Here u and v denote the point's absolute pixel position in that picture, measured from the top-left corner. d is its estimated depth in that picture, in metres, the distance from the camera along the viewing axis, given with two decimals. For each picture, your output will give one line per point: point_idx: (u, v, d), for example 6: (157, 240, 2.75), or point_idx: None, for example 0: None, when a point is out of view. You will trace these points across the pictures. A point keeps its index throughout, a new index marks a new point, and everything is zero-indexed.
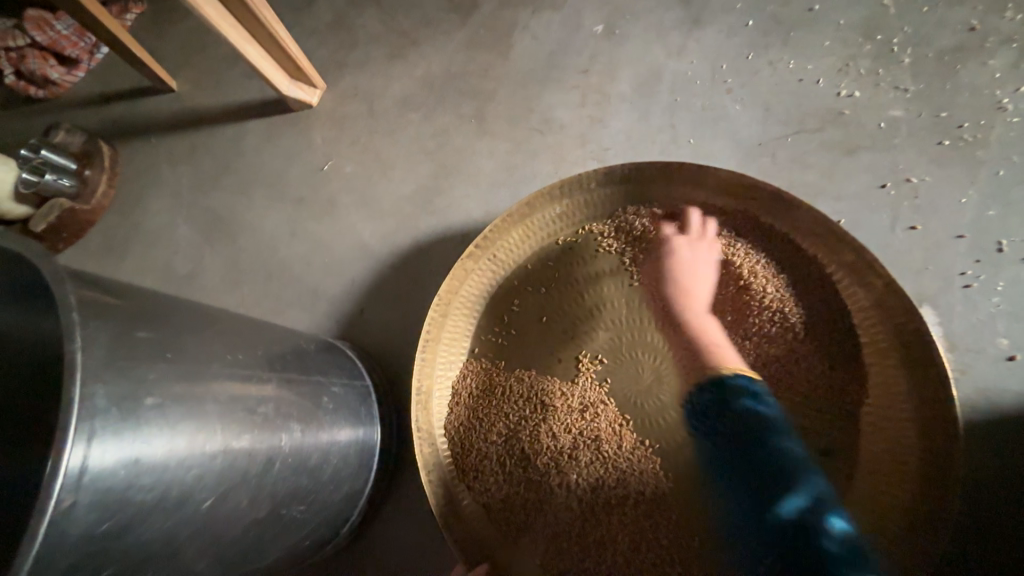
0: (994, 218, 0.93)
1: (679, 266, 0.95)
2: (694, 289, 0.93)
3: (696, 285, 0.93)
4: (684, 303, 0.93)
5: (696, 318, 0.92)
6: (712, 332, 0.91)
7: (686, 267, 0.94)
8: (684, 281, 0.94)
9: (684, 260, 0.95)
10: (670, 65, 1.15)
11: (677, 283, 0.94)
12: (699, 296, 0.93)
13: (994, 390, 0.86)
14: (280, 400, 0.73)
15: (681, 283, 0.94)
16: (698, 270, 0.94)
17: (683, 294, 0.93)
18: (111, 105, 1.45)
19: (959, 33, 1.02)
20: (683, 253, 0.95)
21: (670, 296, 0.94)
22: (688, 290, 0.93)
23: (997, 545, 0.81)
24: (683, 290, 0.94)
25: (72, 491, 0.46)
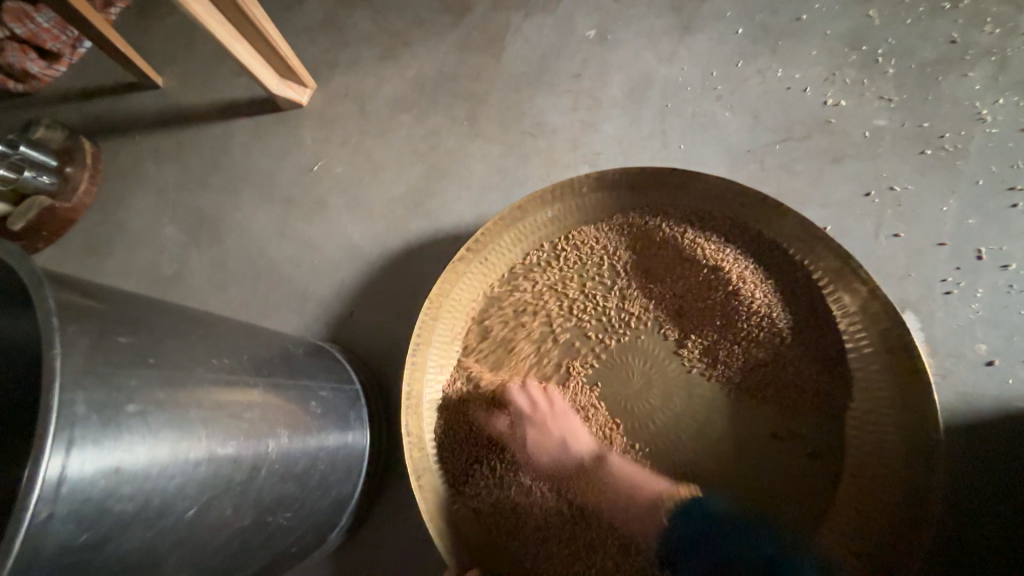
0: (974, 226, 0.96)
1: (541, 440, 0.92)
2: (569, 462, 0.92)
3: (571, 453, 0.92)
4: (571, 455, 0.92)
5: (597, 459, 0.91)
6: (614, 466, 0.90)
7: (549, 440, 0.92)
8: (558, 431, 0.92)
9: (537, 434, 0.92)
10: (661, 71, 1.16)
11: (556, 443, 0.92)
12: (584, 455, 0.92)
13: (973, 394, 0.88)
14: (267, 405, 0.71)
15: (562, 455, 0.92)
16: (567, 429, 0.93)
17: (563, 448, 0.92)
18: (94, 100, 1.42)
19: (941, 46, 1.04)
20: (535, 435, 0.92)
21: (559, 474, 0.92)
22: (570, 442, 0.92)
23: (974, 545, 0.83)
24: (563, 442, 0.92)
25: (49, 501, 0.45)
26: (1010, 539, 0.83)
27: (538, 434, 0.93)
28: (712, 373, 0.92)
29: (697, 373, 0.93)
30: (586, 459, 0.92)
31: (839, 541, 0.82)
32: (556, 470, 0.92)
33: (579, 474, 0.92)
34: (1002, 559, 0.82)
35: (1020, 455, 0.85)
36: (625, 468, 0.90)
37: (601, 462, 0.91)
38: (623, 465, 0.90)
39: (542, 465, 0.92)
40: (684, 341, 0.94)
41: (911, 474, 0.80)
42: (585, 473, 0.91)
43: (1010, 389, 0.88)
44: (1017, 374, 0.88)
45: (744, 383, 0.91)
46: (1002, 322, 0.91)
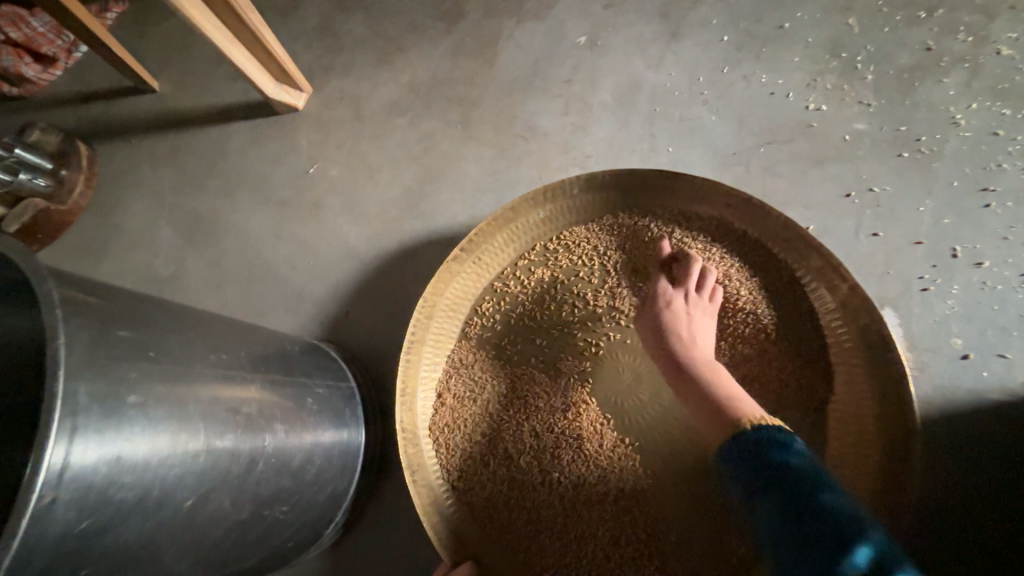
0: (949, 225, 0.99)
1: (680, 319, 0.92)
2: (696, 346, 0.91)
3: (700, 340, 0.91)
4: (693, 353, 0.91)
5: (708, 366, 0.89)
6: (723, 381, 0.87)
7: (690, 329, 0.92)
8: (690, 329, 0.92)
9: (679, 313, 0.93)
10: (649, 76, 1.20)
11: (680, 337, 0.91)
12: (700, 356, 0.91)
13: (949, 387, 0.91)
14: (264, 400, 0.73)
15: (687, 340, 0.91)
16: (701, 320, 0.93)
17: (689, 341, 0.91)
18: (91, 104, 1.43)
19: (917, 53, 1.08)
20: (684, 315, 0.93)
21: (671, 345, 0.91)
22: (692, 342, 0.91)
23: (954, 533, 0.86)
24: (687, 341, 0.91)
25: (53, 487, 0.46)
26: (986, 527, 0.85)
27: (677, 317, 0.93)
28: None
29: None
30: (698, 360, 0.90)
31: None
32: (679, 337, 0.91)
33: (686, 364, 0.90)
34: (979, 547, 0.85)
35: (995, 445, 0.88)
36: (728, 387, 0.87)
37: (709, 369, 0.89)
38: (728, 383, 0.87)
39: (677, 337, 0.91)
40: None
41: (890, 464, 0.82)
42: (685, 367, 0.90)
43: (985, 382, 0.91)
44: (991, 367, 0.91)
45: (730, 378, 0.93)
46: (977, 318, 0.94)
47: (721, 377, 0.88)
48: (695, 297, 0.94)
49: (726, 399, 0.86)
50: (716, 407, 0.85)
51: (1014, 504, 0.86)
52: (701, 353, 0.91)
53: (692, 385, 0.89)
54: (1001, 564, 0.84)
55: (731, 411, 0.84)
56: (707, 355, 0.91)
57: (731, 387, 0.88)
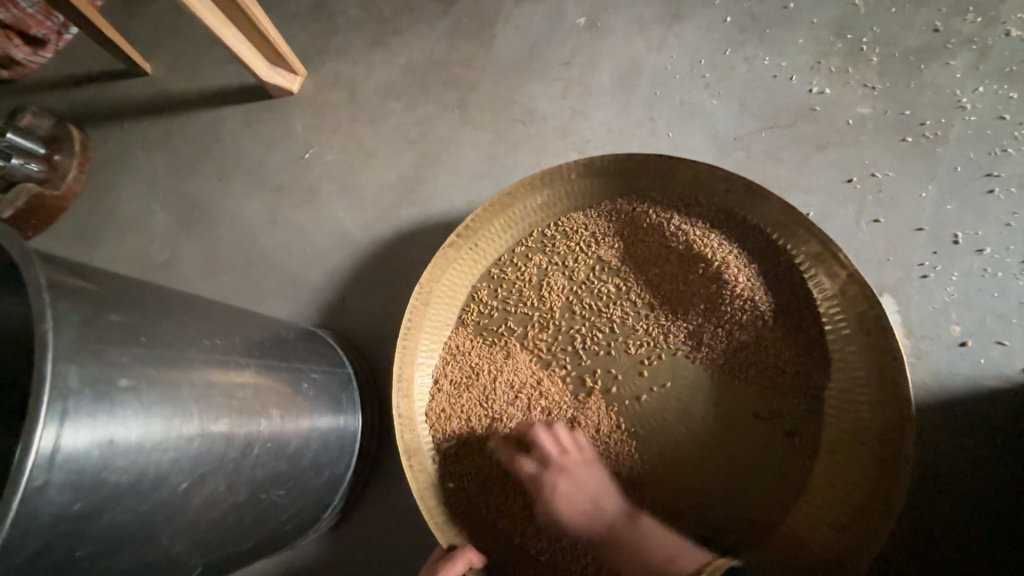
0: (951, 211, 0.98)
1: (571, 491, 0.90)
2: (600, 518, 0.90)
3: (604, 506, 0.90)
4: (609, 531, 0.89)
5: (627, 526, 0.88)
6: (651, 532, 0.87)
7: (578, 498, 0.90)
8: (583, 493, 0.90)
9: (568, 494, 0.90)
10: (650, 59, 1.17)
11: (587, 523, 0.89)
12: (617, 517, 0.89)
13: (946, 373, 0.91)
14: (259, 385, 0.73)
15: (594, 509, 0.90)
16: (597, 495, 0.91)
17: (591, 516, 0.90)
18: (82, 87, 1.41)
19: (924, 34, 1.06)
20: (560, 494, 0.90)
21: (586, 530, 0.90)
22: (602, 501, 0.90)
23: (946, 517, 0.86)
24: (586, 510, 0.90)
25: (44, 470, 0.47)
26: (979, 512, 0.86)
27: (564, 489, 0.91)
28: (696, 355, 0.94)
29: (682, 356, 0.95)
30: (615, 525, 0.89)
31: (815, 514, 0.85)
32: (589, 522, 0.90)
33: (611, 537, 0.89)
34: (971, 531, 0.86)
35: (989, 431, 0.88)
36: (657, 538, 0.87)
37: (631, 529, 0.88)
38: (657, 531, 0.87)
39: (569, 517, 0.90)
40: (669, 325, 0.96)
41: (885, 449, 0.82)
42: (611, 540, 0.89)
43: (983, 369, 0.91)
44: (989, 354, 0.91)
45: (727, 365, 0.93)
46: (976, 305, 0.93)
47: (652, 530, 0.87)
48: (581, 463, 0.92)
49: (660, 560, 0.85)
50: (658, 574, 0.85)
51: (1006, 489, 0.86)
52: (609, 506, 0.90)
53: (630, 566, 0.87)
54: (993, 548, 0.85)
55: (680, 562, 0.84)
56: (615, 504, 0.90)
57: (660, 535, 0.87)
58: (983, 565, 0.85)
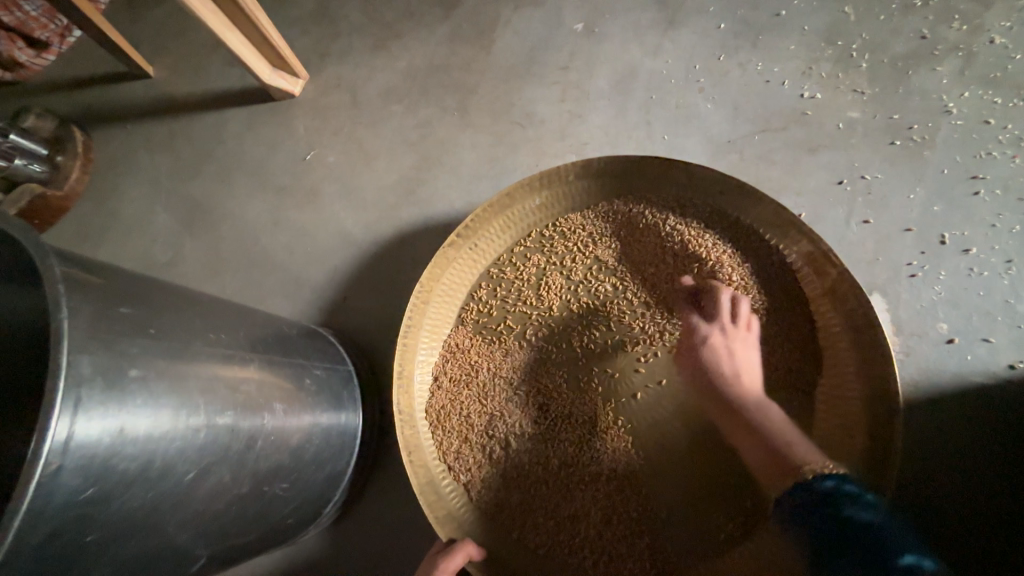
0: (938, 212, 1.01)
1: (722, 352, 0.92)
2: (745, 379, 0.91)
3: (749, 373, 0.92)
4: (737, 396, 0.90)
5: (758, 403, 0.89)
6: (777, 420, 0.87)
7: (740, 367, 0.92)
8: (735, 359, 0.92)
9: (720, 346, 0.93)
10: (646, 64, 1.20)
11: (727, 367, 0.92)
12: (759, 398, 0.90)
13: (934, 370, 0.93)
14: (263, 379, 0.74)
15: (738, 372, 0.91)
16: (746, 357, 0.92)
17: (735, 375, 0.91)
18: (85, 90, 1.42)
19: (911, 41, 1.09)
20: (727, 349, 0.92)
21: (725, 383, 0.91)
22: (741, 377, 0.91)
23: (935, 509, 0.88)
24: (742, 371, 0.91)
25: (58, 456, 0.48)
26: (966, 505, 0.88)
27: (717, 341, 0.93)
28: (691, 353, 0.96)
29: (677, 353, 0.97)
30: (750, 396, 0.90)
31: None
32: (732, 379, 0.91)
33: (743, 408, 0.89)
34: (959, 525, 0.87)
35: (976, 426, 0.90)
36: (779, 429, 0.86)
37: (766, 414, 0.88)
38: (783, 424, 0.87)
39: (720, 362, 0.92)
40: (665, 323, 0.99)
41: (873, 444, 0.84)
42: (740, 409, 0.89)
43: (969, 366, 0.93)
44: (975, 351, 0.93)
45: None
46: (963, 303, 0.96)
47: (746, 439, 0.88)
48: (730, 328, 0.93)
49: (780, 442, 0.84)
50: (773, 452, 0.84)
51: (993, 483, 0.88)
52: (753, 383, 0.91)
53: (749, 440, 0.88)
54: (981, 540, 0.87)
55: (790, 457, 0.82)
56: (758, 385, 0.91)
57: (790, 431, 0.86)
58: (971, 556, 0.86)
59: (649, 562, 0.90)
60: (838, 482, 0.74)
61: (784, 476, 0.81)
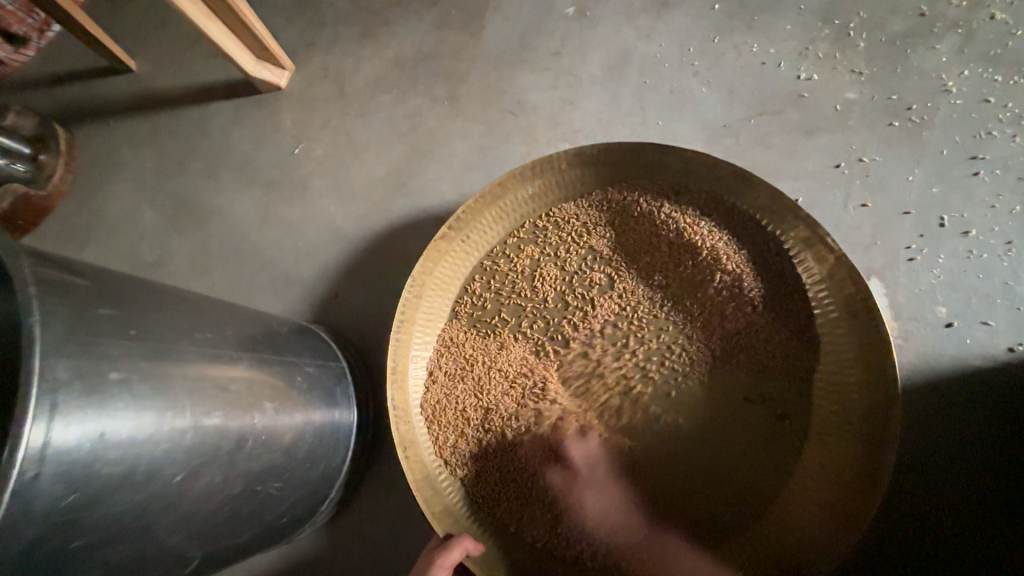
0: (937, 194, 0.99)
1: (601, 497, 0.92)
2: (631, 527, 0.91)
3: (630, 520, 0.91)
4: (635, 525, 0.91)
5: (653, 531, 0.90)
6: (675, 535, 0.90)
7: (619, 517, 0.91)
8: (616, 513, 0.91)
9: (599, 502, 0.92)
10: (639, 48, 1.17)
11: (617, 509, 0.92)
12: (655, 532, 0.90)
13: (933, 354, 0.92)
14: (253, 378, 0.73)
15: (629, 521, 0.91)
16: (618, 479, 0.93)
17: (625, 530, 0.91)
18: (66, 85, 1.39)
19: (910, 19, 1.06)
20: (598, 504, 0.92)
21: (618, 539, 0.91)
22: (629, 506, 0.92)
23: (932, 494, 0.88)
24: (627, 528, 0.91)
25: (35, 463, 0.47)
26: (965, 489, 0.88)
27: (597, 500, 0.92)
28: (688, 343, 0.95)
29: (673, 344, 0.96)
30: (645, 536, 0.90)
31: (805, 494, 0.86)
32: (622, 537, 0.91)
33: (652, 545, 0.90)
34: (958, 508, 0.87)
35: (975, 409, 0.90)
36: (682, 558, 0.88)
37: (661, 542, 0.90)
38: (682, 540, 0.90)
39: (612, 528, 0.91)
40: (660, 313, 0.97)
41: (872, 430, 0.83)
42: (644, 550, 0.90)
43: (968, 349, 0.92)
44: (974, 334, 0.93)
45: (719, 352, 0.94)
46: (962, 286, 0.95)
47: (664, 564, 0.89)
48: (602, 459, 0.94)
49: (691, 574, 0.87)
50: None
51: (992, 466, 0.88)
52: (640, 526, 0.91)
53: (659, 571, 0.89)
54: (980, 524, 0.87)
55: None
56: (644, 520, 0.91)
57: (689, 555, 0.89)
58: (970, 540, 0.87)
59: (648, 554, 0.90)
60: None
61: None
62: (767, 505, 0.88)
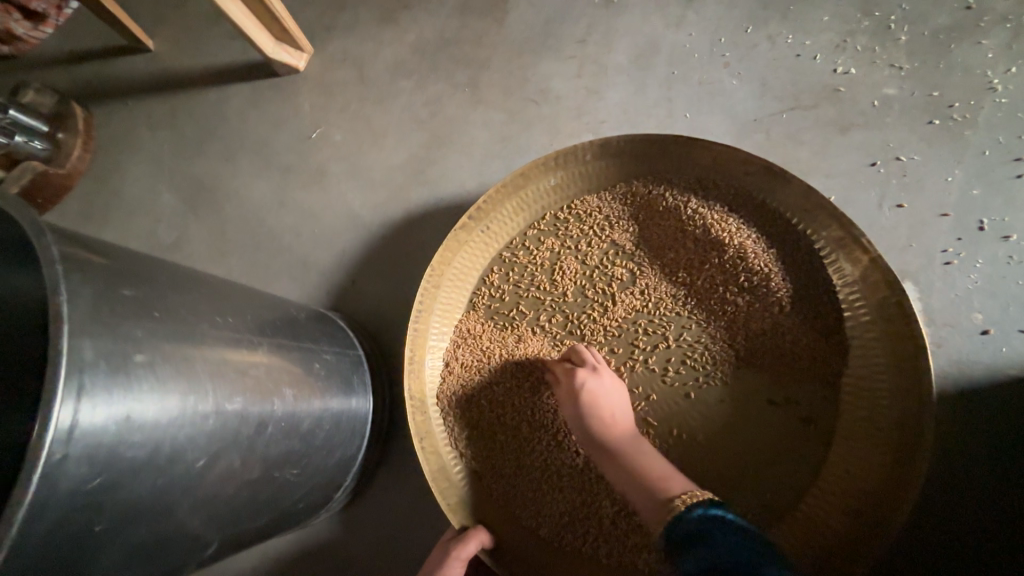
0: (978, 196, 0.95)
1: (597, 392, 0.88)
2: (618, 425, 0.87)
3: (619, 420, 0.88)
4: (610, 435, 0.86)
5: (627, 445, 0.85)
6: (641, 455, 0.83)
7: (611, 410, 0.88)
8: (608, 407, 0.88)
9: (601, 386, 0.89)
10: (668, 37, 1.14)
11: (600, 415, 0.87)
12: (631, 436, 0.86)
13: (967, 362, 0.90)
14: (272, 364, 0.72)
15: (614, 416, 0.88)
16: (609, 395, 0.89)
17: (607, 422, 0.87)
18: (85, 64, 1.38)
19: (955, 12, 1.02)
20: (601, 390, 0.89)
21: (597, 436, 0.87)
22: (611, 419, 0.87)
23: (964, 506, 0.86)
24: (610, 423, 0.87)
25: (62, 444, 0.46)
26: (996, 502, 0.86)
27: (600, 385, 0.89)
28: (712, 341, 0.93)
29: (696, 341, 0.94)
30: (622, 442, 0.85)
31: (830, 500, 0.85)
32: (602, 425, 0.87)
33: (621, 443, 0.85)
34: (988, 521, 0.85)
35: (1010, 420, 0.87)
36: (643, 460, 0.82)
37: (631, 445, 0.85)
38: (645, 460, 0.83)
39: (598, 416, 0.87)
40: (683, 309, 0.95)
41: (902, 438, 0.81)
42: (614, 454, 0.85)
43: (1004, 358, 0.89)
44: (1011, 342, 0.90)
45: (744, 351, 0.91)
46: (1000, 292, 0.91)
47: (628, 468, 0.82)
48: (599, 370, 0.91)
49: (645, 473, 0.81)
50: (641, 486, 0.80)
51: None
52: (621, 425, 0.87)
53: (619, 472, 0.83)
54: (1014, 539, 0.84)
55: (657, 488, 0.78)
56: (626, 423, 0.88)
57: (657, 461, 0.83)
58: (1000, 553, 0.84)
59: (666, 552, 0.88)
60: (705, 509, 0.71)
61: (658, 509, 0.75)
62: (789, 511, 0.86)
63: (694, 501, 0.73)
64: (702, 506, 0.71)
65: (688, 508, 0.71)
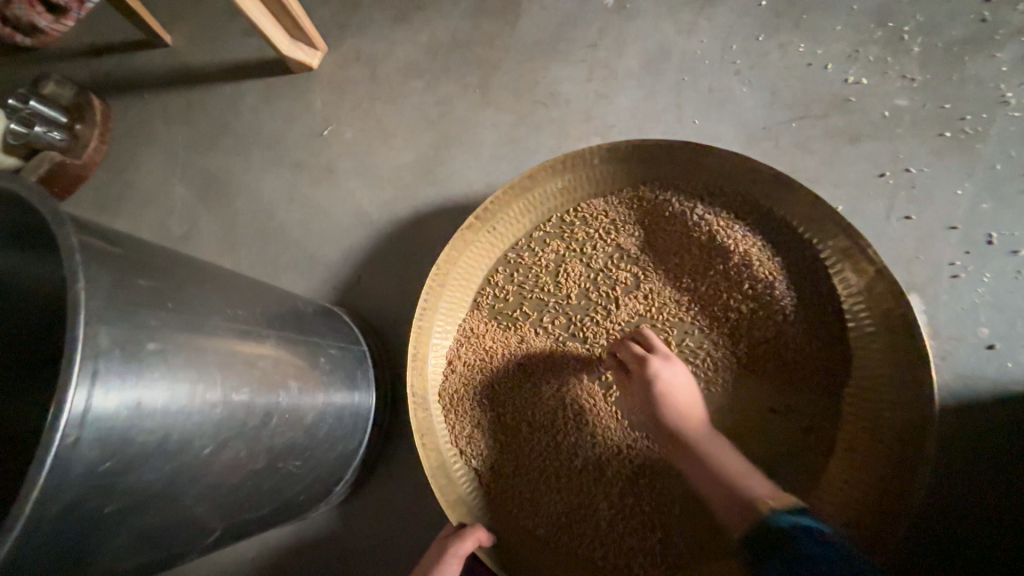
0: (987, 210, 0.95)
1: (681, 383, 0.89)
2: (695, 415, 0.87)
3: (695, 410, 0.88)
4: (680, 426, 0.87)
5: (702, 439, 0.85)
6: (719, 454, 0.83)
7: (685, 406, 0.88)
8: (680, 402, 0.88)
9: (675, 383, 0.88)
10: (679, 43, 1.14)
11: (678, 406, 0.87)
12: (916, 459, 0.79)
13: (971, 376, 0.89)
14: (279, 355, 0.74)
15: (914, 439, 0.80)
16: (681, 386, 0.88)
17: (681, 416, 0.87)
18: (105, 58, 1.41)
19: (970, 25, 1.01)
20: (678, 391, 0.88)
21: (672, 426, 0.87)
22: (687, 410, 0.87)
23: (965, 522, 0.85)
24: (684, 413, 0.87)
25: (76, 428, 0.47)
26: (999, 517, 0.85)
27: (673, 381, 0.88)
28: (716, 349, 0.93)
29: (699, 348, 0.94)
30: (699, 435, 0.86)
31: (831, 511, 0.84)
32: (675, 422, 0.87)
33: (869, 456, 0.84)
34: (990, 536, 0.85)
35: (1014, 436, 0.87)
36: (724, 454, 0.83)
37: (707, 442, 0.85)
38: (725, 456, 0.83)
39: (665, 411, 0.87)
40: (688, 314, 0.95)
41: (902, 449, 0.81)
42: (686, 443, 0.86)
43: (1009, 373, 0.89)
44: (1017, 358, 0.89)
45: (746, 359, 0.91)
46: (1007, 307, 0.91)
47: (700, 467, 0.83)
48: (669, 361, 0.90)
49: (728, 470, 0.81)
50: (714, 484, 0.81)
51: None
52: (694, 422, 0.87)
53: (694, 466, 0.84)
54: (1014, 557, 0.84)
55: (739, 486, 0.79)
56: (701, 425, 0.87)
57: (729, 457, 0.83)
58: (1000, 568, 0.84)
59: (660, 557, 0.89)
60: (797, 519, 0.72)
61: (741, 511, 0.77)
62: None
63: (778, 508, 0.74)
64: (786, 515, 0.73)
65: (772, 514, 0.73)
